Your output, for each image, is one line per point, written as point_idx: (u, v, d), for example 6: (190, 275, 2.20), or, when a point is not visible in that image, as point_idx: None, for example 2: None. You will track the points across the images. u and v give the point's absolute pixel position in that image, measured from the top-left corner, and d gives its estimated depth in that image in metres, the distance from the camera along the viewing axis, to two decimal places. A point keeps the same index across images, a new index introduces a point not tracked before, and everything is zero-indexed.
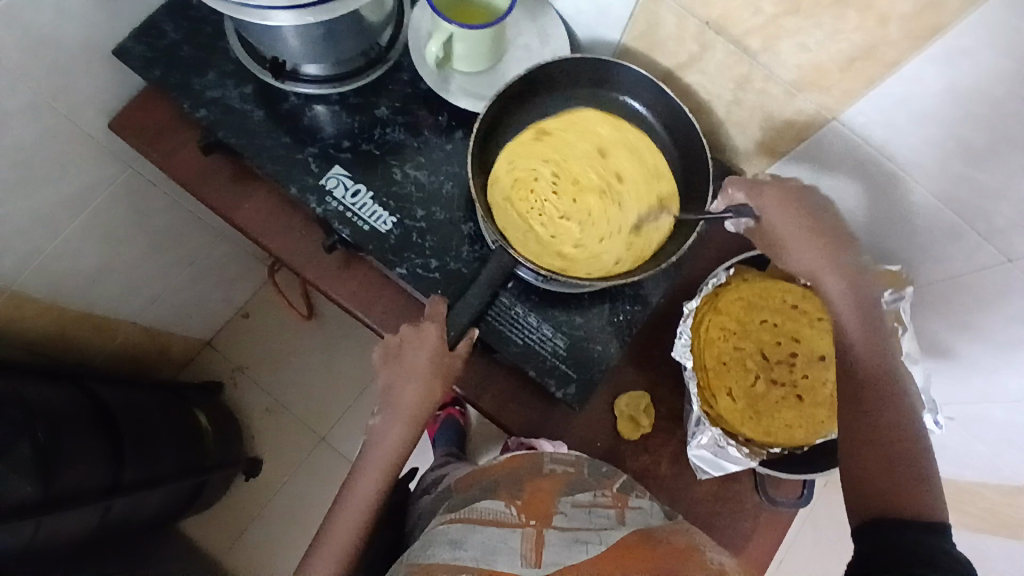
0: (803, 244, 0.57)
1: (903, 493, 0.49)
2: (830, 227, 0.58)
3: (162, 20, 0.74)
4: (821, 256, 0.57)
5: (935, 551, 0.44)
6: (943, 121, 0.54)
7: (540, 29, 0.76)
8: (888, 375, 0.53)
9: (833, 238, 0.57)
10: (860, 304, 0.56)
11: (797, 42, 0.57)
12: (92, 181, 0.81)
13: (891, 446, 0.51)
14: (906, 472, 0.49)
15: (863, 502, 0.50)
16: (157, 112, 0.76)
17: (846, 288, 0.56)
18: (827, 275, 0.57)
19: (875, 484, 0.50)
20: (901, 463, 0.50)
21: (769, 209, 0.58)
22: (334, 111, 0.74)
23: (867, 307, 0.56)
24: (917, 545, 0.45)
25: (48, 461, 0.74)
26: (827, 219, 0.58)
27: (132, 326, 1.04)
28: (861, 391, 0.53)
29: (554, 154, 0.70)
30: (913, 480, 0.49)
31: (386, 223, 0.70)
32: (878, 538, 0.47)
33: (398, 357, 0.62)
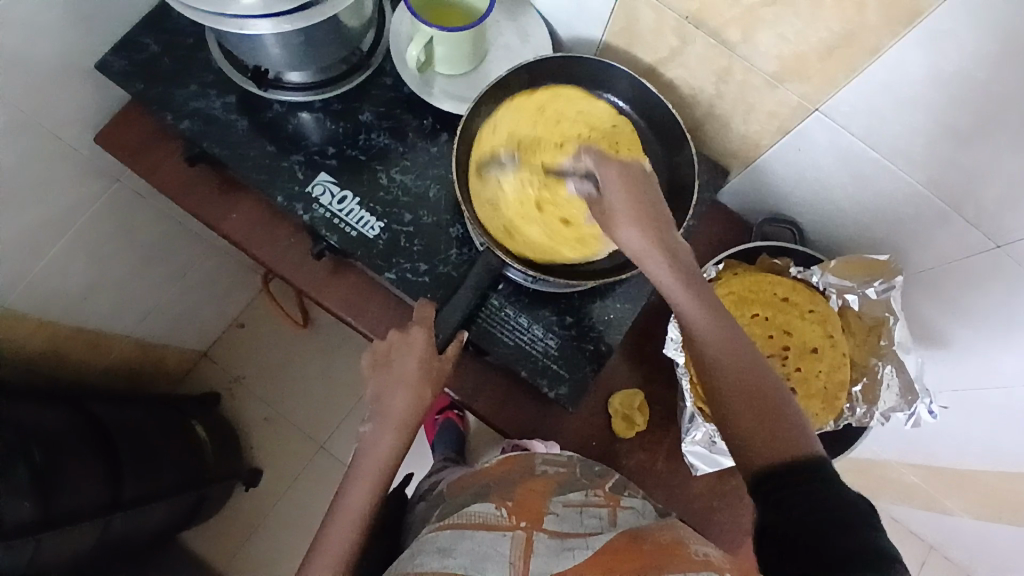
0: (631, 223, 0.52)
1: (778, 446, 0.46)
2: (661, 211, 0.53)
3: (143, 33, 0.74)
4: (649, 238, 0.52)
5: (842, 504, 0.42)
6: (927, 107, 0.53)
7: (521, 28, 0.75)
8: (734, 337, 0.49)
9: (660, 220, 0.53)
10: (680, 267, 0.51)
11: (775, 33, 0.56)
12: (81, 196, 0.81)
13: (766, 406, 0.47)
14: (770, 425, 0.47)
15: (749, 459, 0.47)
16: (142, 125, 0.76)
17: (653, 252, 0.52)
18: (648, 250, 0.52)
19: (759, 443, 0.46)
20: (771, 421, 0.47)
21: (612, 191, 0.53)
22: (317, 117, 0.74)
23: (695, 280, 0.51)
24: (822, 500, 0.43)
25: (45, 485, 0.74)
26: (649, 198, 0.53)
27: (126, 340, 1.04)
28: (711, 364, 0.49)
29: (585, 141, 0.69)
30: (786, 428, 0.47)
31: (374, 228, 0.70)
32: (771, 507, 0.44)
33: (387, 363, 0.61)
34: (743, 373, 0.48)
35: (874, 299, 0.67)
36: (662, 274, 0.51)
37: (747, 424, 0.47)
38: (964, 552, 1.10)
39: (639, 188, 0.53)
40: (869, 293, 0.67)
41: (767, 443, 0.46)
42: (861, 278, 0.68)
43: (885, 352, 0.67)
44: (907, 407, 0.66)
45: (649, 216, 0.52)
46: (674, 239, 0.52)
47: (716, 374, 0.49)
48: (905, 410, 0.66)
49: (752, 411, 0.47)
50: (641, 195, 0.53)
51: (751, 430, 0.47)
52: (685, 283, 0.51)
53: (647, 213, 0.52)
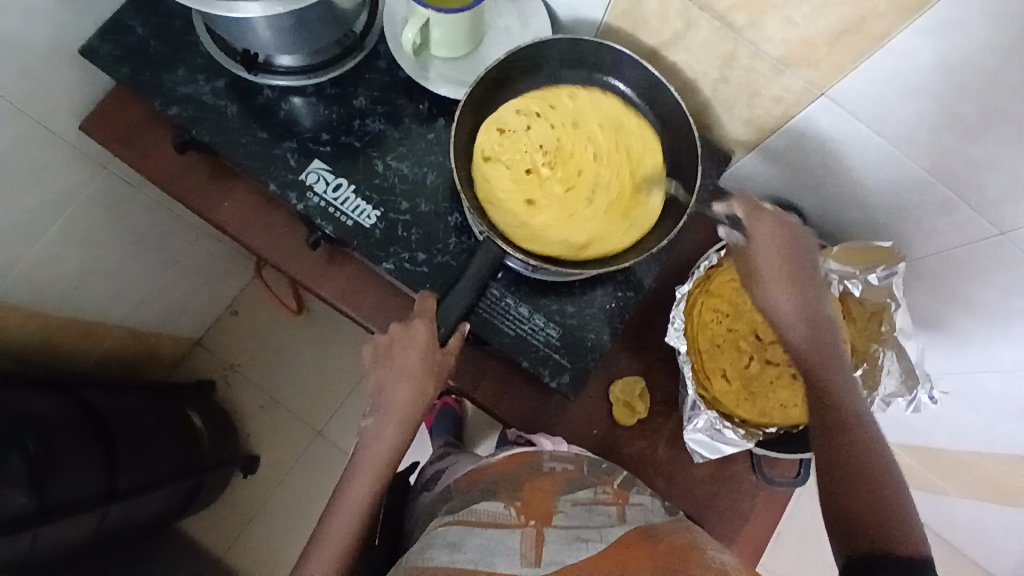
0: (786, 290, 0.53)
1: (880, 527, 0.47)
2: (813, 277, 0.54)
3: (127, 15, 0.71)
4: (790, 302, 0.52)
5: None
6: (935, 95, 0.52)
7: (519, 10, 0.73)
8: (857, 405, 0.51)
9: (809, 285, 0.53)
10: (812, 326, 0.52)
11: (784, 17, 0.55)
12: (69, 185, 0.79)
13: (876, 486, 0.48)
14: (881, 506, 0.48)
15: (851, 535, 0.48)
16: (128, 111, 0.73)
17: (795, 308, 0.53)
18: (776, 291, 0.53)
19: (862, 518, 0.48)
20: (882, 506, 0.48)
21: (762, 252, 0.53)
22: (311, 103, 0.72)
23: (830, 351, 0.52)
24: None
25: (42, 475, 0.73)
26: (800, 248, 0.54)
27: (119, 329, 1.03)
28: (835, 423, 0.51)
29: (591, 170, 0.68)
30: (893, 513, 0.47)
31: (370, 217, 0.69)
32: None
33: (388, 356, 0.61)
34: (852, 434, 0.50)
35: (877, 285, 0.67)
36: (800, 343, 0.52)
37: (846, 482, 0.49)
38: (956, 531, 1.12)
39: (790, 250, 0.54)
40: (872, 279, 0.67)
41: (868, 511, 0.48)
42: (864, 264, 0.67)
43: (886, 338, 0.67)
44: (907, 393, 0.66)
45: (807, 282, 0.53)
46: (818, 299, 0.53)
47: (833, 431, 0.51)
48: (906, 395, 0.66)
49: (860, 475, 0.49)
50: (793, 259, 0.53)
51: (858, 497, 0.48)
52: (821, 354, 0.52)
53: (799, 279, 0.53)
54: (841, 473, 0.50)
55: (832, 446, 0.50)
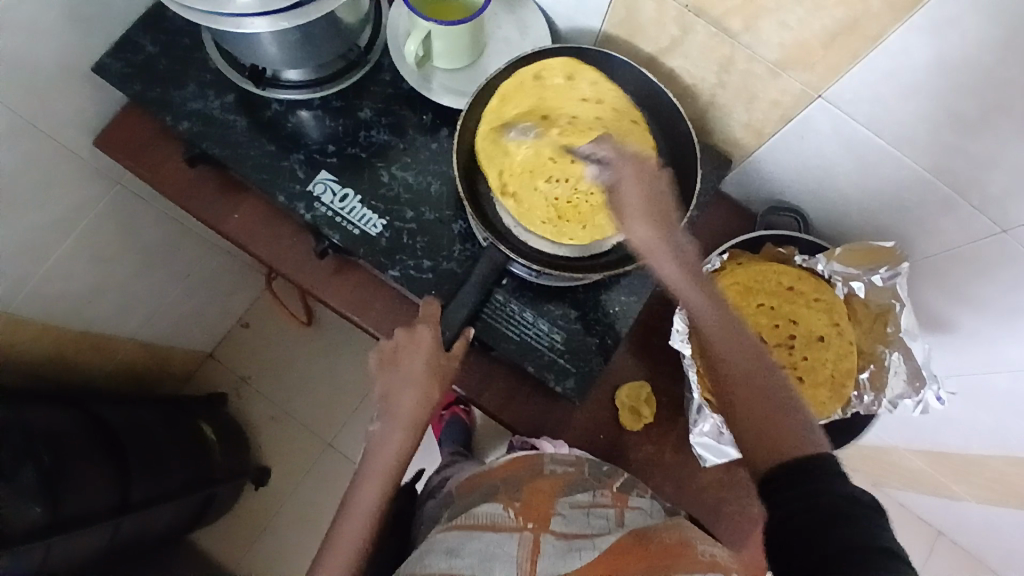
0: (641, 219, 0.54)
1: (772, 439, 0.47)
2: (674, 217, 0.55)
3: (139, 34, 0.73)
4: (656, 238, 0.54)
5: (842, 500, 0.41)
6: (931, 93, 0.53)
7: (519, 21, 0.75)
8: (741, 332, 0.51)
9: (672, 223, 0.55)
10: (686, 263, 0.54)
11: (778, 21, 0.56)
12: (82, 200, 0.81)
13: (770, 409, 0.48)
14: (769, 414, 0.48)
15: (753, 455, 0.47)
16: (140, 127, 0.75)
17: (654, 240, 0.54)
18: (657, 248, 0.54)
19: (756, 441, 0.47)
20: (775, 422, 0.47)
21: (625, 188, 0.54)
22: (317, 116, 0.73)
23: (703, 282, 0.53)
24: (821, 496, 0.42)
25: (54, 488, 0.74)
26: (663, 197, 0.55)
27: (130, 343, 1.04)
28: (713, 349, 0.52)
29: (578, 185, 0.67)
30: (779, 417, 0.48)
31: (377, 226, 0.70)
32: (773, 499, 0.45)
33: (394, 362, 0.61)
34: (747, 363, 0.50)
35: (881, 286, 0.67)
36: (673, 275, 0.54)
37: (744, 410, 0.49)
38: (972, 538, 1.10)
39: (656, 191, 0.55)
40: (875, 280, 0.67)
41: (764, 429, 0.48)
42: (867, 265, 0.67)
43: (892, 339, 0.67)
44: (914, 394, 0.66)
45: (666, 219, 0.54)
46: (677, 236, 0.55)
47: (719, 357, 0.51)
48: (912, 397, 0.66)
49: (749, 399, 0.49)
50: (659, 200, 0.54)
51: (746, 415, 0.49)
52: (698, 287, 0.53)
53: (671, 224, 0.55)
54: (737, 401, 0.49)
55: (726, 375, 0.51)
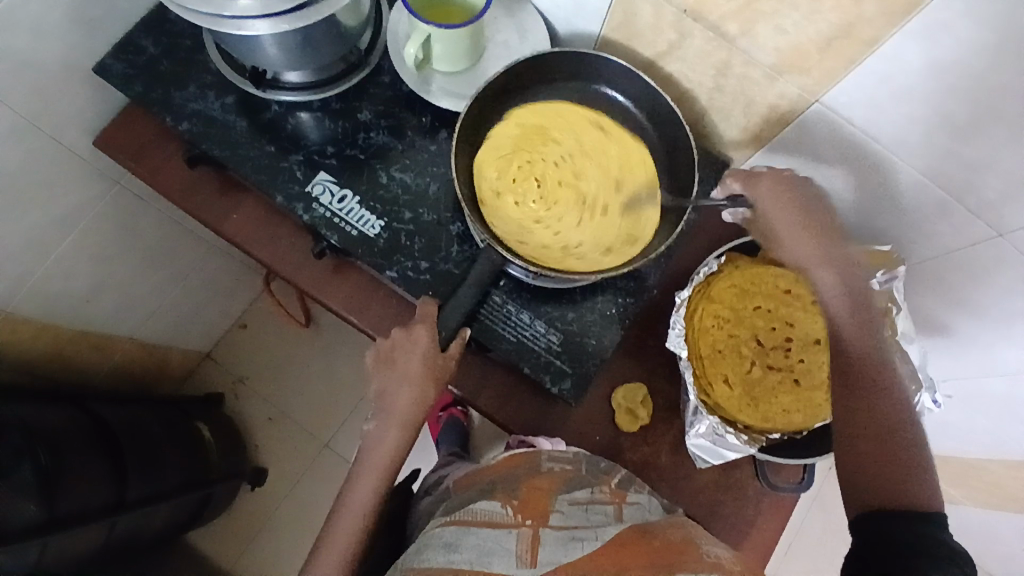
0: (795, 234, 0.59)
1: (895, 488, 0.50)
2: (826, 225, 0.60)
3: (141, 34, 0.74)
4: (812, 249, 0.59)
5: (929, 538, 0.46)
6: (926, 97, 0.53)
7: (518, 24, 0.75)
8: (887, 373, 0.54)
9: (827, 235, 0.59)
10: (845, 281, 0.58)
11: (775, 26, 0.56)
12: (83, 199, 0.81)
13: (891, 445, 0.51)
14: (907, 467, 0.50)
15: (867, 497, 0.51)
16: (141, 127, 0.76)
17: (812, 256, 0.59)
18: (819, 268, 0.58)
19: (875, 472, 0.51)
20: (895, 453, 0.51)
21: (769, 204, 0.60)
22: (317, 117, 0.74)
23: (861, 299, 0.57)
24: (914, 536, 0.47)
25: (51, 484, 0.74)
26: (819, 203, 0.60)
27: (129, 342, 1.04)
28: (856, 382, 0.54)
29: (516, 162, 0.69)
30: (906, 461, 0.51)
31: (374, 227, 0.70)
32: (876, 531, 0.48)
33: (391, 360, 0.62)
34: (876, 397, 0.53)
35: (879, 290, 0.65)
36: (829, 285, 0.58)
37: (875, 448, 0.52)
38: (968, 543, 1.11)
39: (805, 206, 0.59)
40: (873, 284, 0.65)
41: (883, 469, 0.51)
42: (863, 269, 0.66)
43: None
44: (911, 397, 0.65)
45: (816, 229, 0.59)
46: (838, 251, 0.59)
47: (863, 400, 0.53)
48: (910, 400, 0.64)
49: (882, 441, 0.52)
50: (807, 213, 0.59)
51: (875, 450, 0.52)
52: (847, 301, 0.57)
53: (824, 241, 0.59)
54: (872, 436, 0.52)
55: (868, 409, 0.53)
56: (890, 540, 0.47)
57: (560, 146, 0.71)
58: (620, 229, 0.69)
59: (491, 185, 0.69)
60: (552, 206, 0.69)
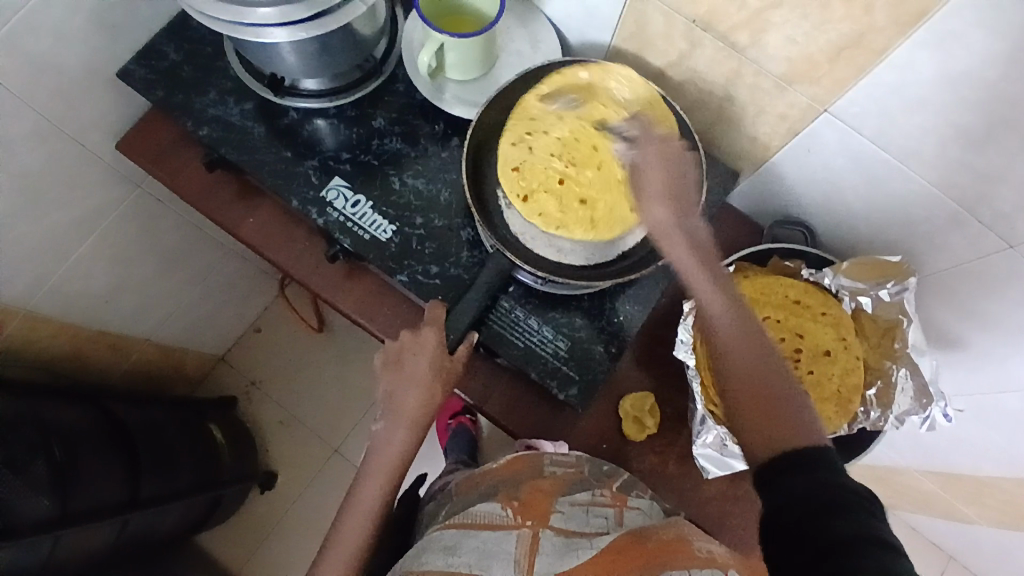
0: (658, 201, 0.55)
1: (784, 438, 0.46)
2: (686, 192, 0.56)
3: (165, 41, 0.76)
4: (671, 216, 0.54)
5: (841, 490, 0.42)
6: (936, 107, 0.53)
7: (531, 35, 0.76)
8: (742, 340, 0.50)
9: (686, 199, 0.55)
10: (700, 251, 0.54)
11: (784, 35, 0.56)
12: (104, 201, 0.83)
13: (776, 389, 0.49)
14: (785, 422, 0.47)
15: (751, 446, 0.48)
16: (162, 132, 0.78)
17: (669, 223, 0.55)
18: (671, 235, 0.55)
19: (765, 421, 0.48)
20: (782, 398, 0.48)
21: (639, 163, 0.57)
22: (332, 124, 0.75)
23: (713, 259, 0.54)
24: (821, 487, 0.43)
25: (65, 480, 0.75)
26: (684, 176, 0.56)
27: (146, 343, 1.06)
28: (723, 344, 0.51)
29: (553, 121, 0.67)
30: (790, 410, 0.48)
31: (386, 232, 0.71)
32: (779, 488, 0.45)
33: (398, 362, 0.62)
34: (768, 366, 0.49)
35: (889, 300, 0.66)
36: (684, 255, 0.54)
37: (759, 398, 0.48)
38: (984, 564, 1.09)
39: (670, 172, 0.56)
40: (883, 294, 0.66)
41: (764, 423, 0.47)
42: (875, 279, 0.67)
43: (899, 355, 0.66)
44: (921, 411, 0.65)
45: (677, 186, 0.55)
46: (694, 219, 0.55)
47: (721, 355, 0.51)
48: (920, 413, 0.65)
49: (769, 388, 0.49)
50: (673, 177, 0.55)
51: (766, 402, 0.48)
52: (703, 265, 0.53)
53: (680, 202, 0.55)
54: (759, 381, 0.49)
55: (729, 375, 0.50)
56: (804, 497, 0.43)
57: (597, 149, 0.66)
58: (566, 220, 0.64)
59: (576, 125, 0.67)
60: (540, 170, 0.66)
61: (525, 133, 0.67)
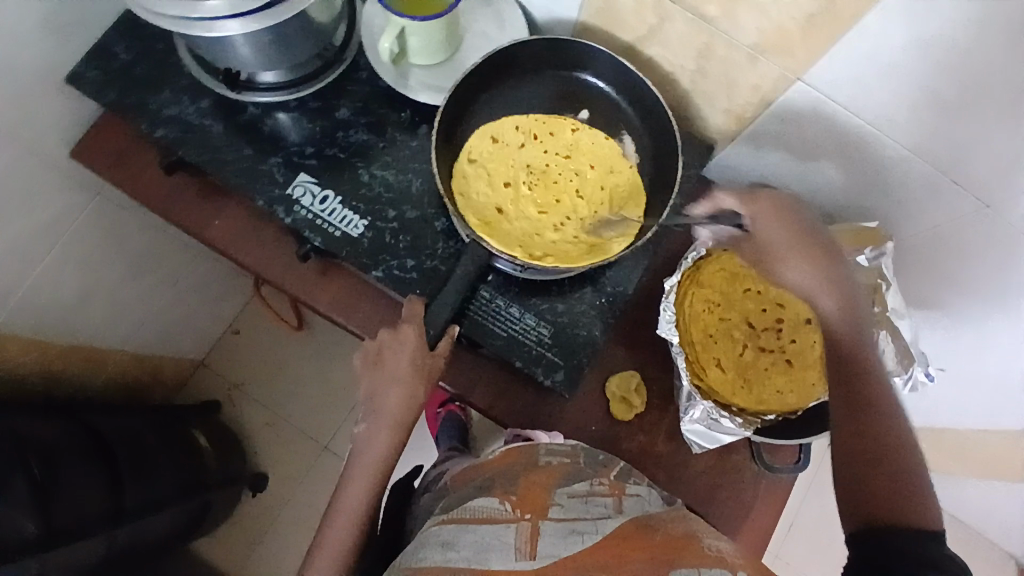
0: (799, 262, 0.56)
1: (904, 504, 0.48)
2: (823, 242, 0.57)
3: (112, 41, 0.72)
4: (815, 275, 0.56)
5: (938, 557, 0.44)
6: (908, 73, 0.53)
7: (496, 14, 0.74)
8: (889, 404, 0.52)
9: (826, 254, 0.56)
10: (845, 300, 0.55)
11: (754, 4, 0.55)
12: (62, 212, 0.80)
13: (886, 458, 0.50)
14: (908, 489, 0.49)
15: (861, 509, 0.49)
16: (118, 136, 0.75)
17: (813, 281, 0.56)
18: (815, 290, 0.56)
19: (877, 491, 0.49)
20: (894, 469, 0.50)
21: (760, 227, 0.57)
22: (295, 117, 0.72)
23: (856, 324, 0.55)
24: (919, 551, 0.45)
25: (46, 498, 0.73)
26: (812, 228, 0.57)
27: (121, 353, 1.03)
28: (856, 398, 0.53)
29: (549, 148, 0.71)
30: (905, 484, 0.49)
31: (358, 227, 0.69)
32: (871, 546, 0.47)
33: (378, 361, 0.61)
34: (895, 432, 0.51)
35: (867, 266, 0.66)
36: (831, 312, 0.55)
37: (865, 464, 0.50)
38: (966, 511, 1.13)
39: (790, 223, 0.57)
40: (862, 260, 0.65)
41: (881, 486, 0.49)
42: (854, 245, 0.66)
43: (880, 319, 0.66)
44: (903, 371, 0.65)
45: (819, 252, 0.56)
46: (840, 267, 0.56)
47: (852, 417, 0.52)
48: (902, 374, 0.65)
49: (881, 454, 0.50)
50: (800, 230, 0.57)
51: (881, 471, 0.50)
52: (849, 322, 0.55)
53: (819, 258, 0.56)
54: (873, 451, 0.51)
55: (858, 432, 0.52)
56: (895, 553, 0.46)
57: (557, 201, 0.70)
58: (489, 209, 0.69)
59: (561, 165, 0.70)
60: (506, 169, 0.70)
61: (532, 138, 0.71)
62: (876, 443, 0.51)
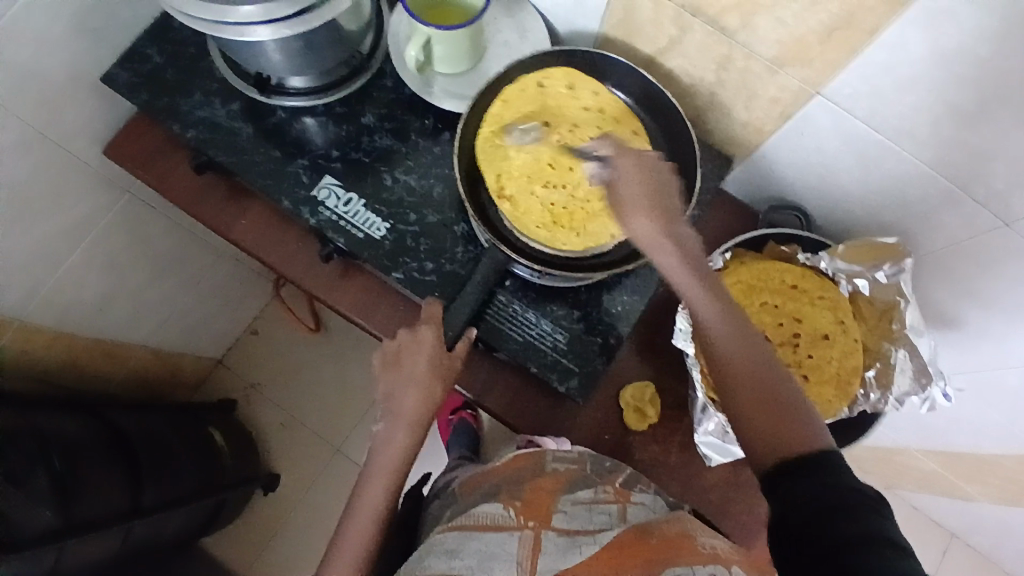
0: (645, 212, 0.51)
1: (789, 437, 0.45)
2: (670, 196, 0.52)
3: (147, 44, 0.75)
4: (654, 225, 0.51)
5: (843, 493, 0.41)
6: (932, 85, 0.53)
7: (519, 25, 0.76)
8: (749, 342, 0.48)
9: (663, 195, 0.52)
10: (679, 242, 0.51)
11: (774, 18, 0.56)
12: (92, 209, 0.82)
13: (777, 394, 0.47)
14: (794, 423, 0.46)
15: (758, 451, 0.46)
16: (149, 136, 0.77)
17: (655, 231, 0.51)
18: (636, 218, 0.51)
19: (768, 432, 0.46)
20: (784, 406, 0.47)
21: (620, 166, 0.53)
22: (321, 122, 0.74)
23: (707, 270, 0.51)
24: (825, 491, 0.42)
25: (66, 490, 0.75)
26: (666, 185, 0.52)
27: (143, 350, 1.06)
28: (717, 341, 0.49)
29: (587, 126, 0.69)
30: (795, 419, 0.46)
31: (380, 229, 0.70)
32: (783, 492, 0.44)
33: (397, 361, 0.62)
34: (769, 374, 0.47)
35: (884, 282, 0.66)
36: (650, 236, 0.51)
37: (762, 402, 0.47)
38: (986, 537, 1.10)
39: (650, 181, 0.52)
40: (879, 276, 0.66)
41: (778, 427, 0.46)
42: (871, 261, 0.66)
43: (898, 336, 0.66)
44: (920, 391, 0.65)
45: (659, 198, 0.51)
46: (679, 221, 0.51)
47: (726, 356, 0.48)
48: (920, 394, 0.65)
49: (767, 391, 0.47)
50: (653, 187, 0.52)
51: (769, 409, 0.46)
52: (674, 248, 0.51)
53: (659, 198, 0.51)
54: (757, 388, 0.47)
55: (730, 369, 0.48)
56: (801, 500, 0.42)
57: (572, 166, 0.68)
58: (504, 140, 0.69)
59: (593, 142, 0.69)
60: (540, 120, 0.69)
61: (588, 105, 0.70)
62: (749, 379, 0.47)
